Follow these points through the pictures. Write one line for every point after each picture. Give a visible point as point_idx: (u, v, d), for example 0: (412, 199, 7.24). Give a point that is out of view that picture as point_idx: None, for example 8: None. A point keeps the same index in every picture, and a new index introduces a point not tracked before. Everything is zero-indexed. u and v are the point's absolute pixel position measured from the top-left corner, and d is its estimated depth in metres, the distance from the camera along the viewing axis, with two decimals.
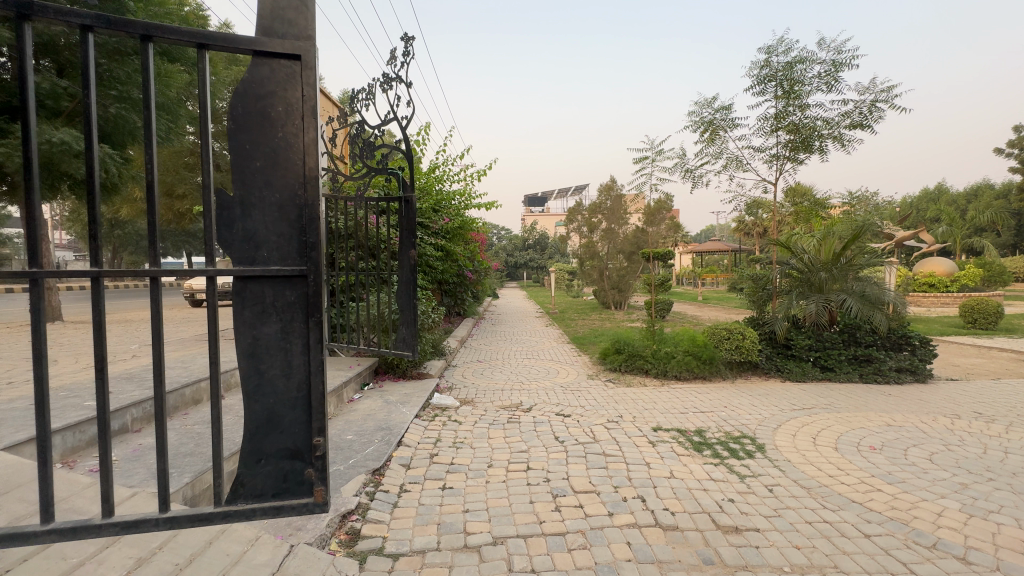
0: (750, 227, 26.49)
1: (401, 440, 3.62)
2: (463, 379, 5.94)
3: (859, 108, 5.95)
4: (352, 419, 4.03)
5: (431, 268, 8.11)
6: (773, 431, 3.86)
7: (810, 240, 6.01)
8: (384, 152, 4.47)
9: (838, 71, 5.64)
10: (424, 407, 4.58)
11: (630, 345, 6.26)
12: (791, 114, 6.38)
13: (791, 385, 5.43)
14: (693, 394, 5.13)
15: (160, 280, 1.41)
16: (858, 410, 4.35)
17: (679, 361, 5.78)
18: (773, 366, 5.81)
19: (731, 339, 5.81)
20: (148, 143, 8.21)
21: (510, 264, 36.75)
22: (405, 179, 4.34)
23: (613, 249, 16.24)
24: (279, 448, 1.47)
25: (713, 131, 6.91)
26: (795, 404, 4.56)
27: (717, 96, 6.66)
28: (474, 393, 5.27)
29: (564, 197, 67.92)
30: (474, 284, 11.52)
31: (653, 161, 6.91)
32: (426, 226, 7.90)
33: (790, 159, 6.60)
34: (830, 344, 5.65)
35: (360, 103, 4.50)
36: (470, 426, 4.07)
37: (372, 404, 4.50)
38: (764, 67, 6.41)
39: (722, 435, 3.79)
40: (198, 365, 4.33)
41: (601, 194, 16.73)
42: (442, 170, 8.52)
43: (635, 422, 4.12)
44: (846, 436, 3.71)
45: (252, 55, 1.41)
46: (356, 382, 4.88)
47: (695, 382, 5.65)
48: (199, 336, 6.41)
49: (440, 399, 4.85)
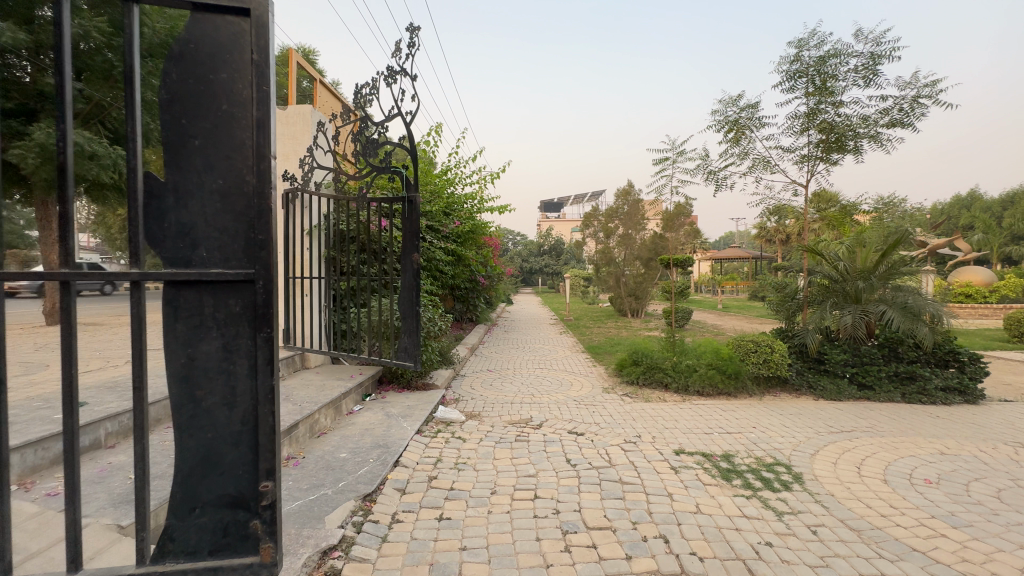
0: (772, 234, 25.76)
1: (398, 460, 3.33)
2: (471, 391, 5.64)
3: (900, 104, 5.52)
4: (348, 435, 3.77)
5: (441, 273, 7.85)
6: (810, 459, 3.47)
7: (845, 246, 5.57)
8: (388, 150, 4.23)
9: (877, 64, 5.23)
10: (427, 422, 4.30)
11: (648, 357, 5.89)
12: (823, 112, 5.97)
13: (824, 404, 5.00)
14: (718, 411, 4.75)
15: (73, 286, 1.13)
16: (905, 435, 3.92)
17: (701, 375, 5.38)
18: (804, 383, 5.37)
19: (758, 352, 5.40)
20: None
21: (524, 269, 36.47)
22: (409, 178, 4.08)
23: (630, 255, 15.87)
24: (219, 494, 1.19)
25: (738, 131, 6.53)
26: (833, 427, 4.15)
27: (743, 94, 6.30)
28: (481, 406, 4.96)
29: (580, 202, 67.50)
30: (485, 290, 11.26)
31: (674, 162, 6.54)
32: (437, 229, 7.64)
33: (822, 160, 6.17)
34: (868, 360, 5.21)
35: (364, 99, 4.27)
36: (474, 444, 3.77)
37: (372, 417, 4.23)
38: (795, 62, 6.03)
39: (753, 461, 3.41)
40: None
41: (618, 199, 16.37)
42: (453, 172, 8.29)
43: (655, 444, 3.77)
44: (895, 466, 3.31)
45: (191, 9, 1.14)
46: (357, 393, 4.63)
47: (719, 399, 5.24)
48: None
49: (445, 412, 4.56)
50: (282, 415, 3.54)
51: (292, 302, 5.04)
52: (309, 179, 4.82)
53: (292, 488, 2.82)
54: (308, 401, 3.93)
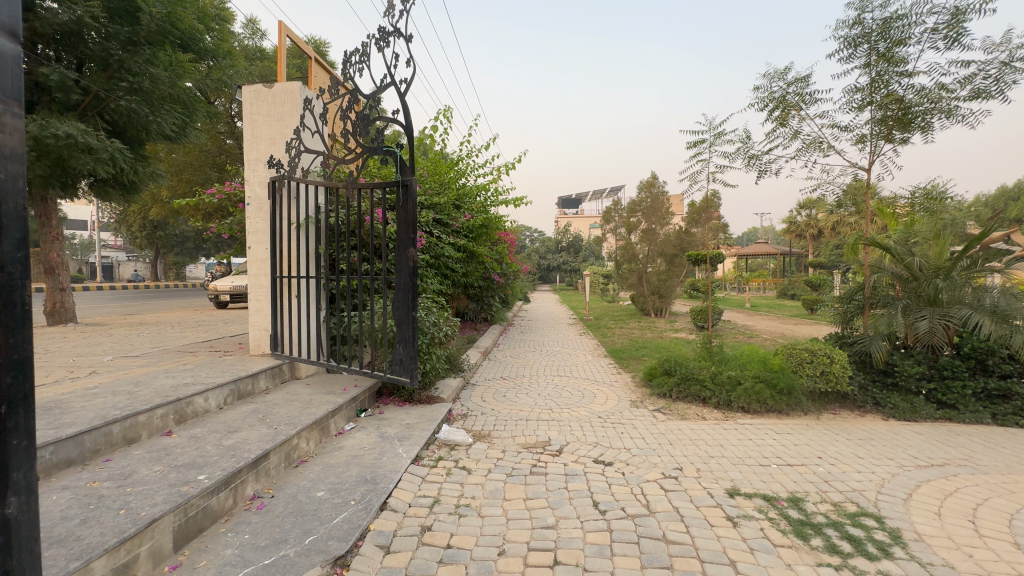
0: (803, 228, 24.53)
1: (386, 502, 2.71)
2: (482, 404, 5.00)
3: (984, 70, 4.67)
4: (331, 465, 3.17)
5: (451, 272, 7.23)
6: (904, 506, 2.74)
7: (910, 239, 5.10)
8: (380, 128, 3.60)
9: (962, 21, 4.38)
10: (427, 446, 3.68)
11: (683, 366, 5.18)
12: (889, 83, 5.14)
13: (898, 425, 4.23)
14: (771, 435, 4.02)
15: None
16: (1017, 474, 3.15)
17: (747, 389, 4.62)
18: (870, 399, 4.63)
19: (813, 363, 4.66)
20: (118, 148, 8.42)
21: (542, 266, 35.72)
22: (404, 159, 3.44)
23: (653, 250, 15.02)
24: None
25: (785, 110, 5.74)
26: (920, 460, 3.40)
27: (791, 66, 5.50)
28: (493, 424, 4.34)
29: (599, 198, 66.41)
30: (500, 288, 10.67)
31: (711, 145, 5.78)
32: (447, 223, 6.97)
33: (885, 140, 5.32)
34: (950, 373, 4.41)
35: (352, 68, 3.67)
36: (481, 478, 3.14)
37: (364, 441, 3.64)
38: (855, 26, 5.19)
39: (832, 510, 2.69)
40: (158, 382, 3.57)
41: (641, 191, 15.52)
42: (465, 163, 7.69)
43: (701, 481, 3.08)
44: (1020, 521, 2.57)
45: None
46: (349, 410, 4.03)
47: (769, 418, 4.49)
48: (187, 345, 5.71)
49: (449, 432, 3.94)
50: (252, 442, 2.95)
51: (282, 306, 4.50)
52: (297, 165, 4.26)
53: (245, 546, 2.21)
54: (287, 422, 3.35)
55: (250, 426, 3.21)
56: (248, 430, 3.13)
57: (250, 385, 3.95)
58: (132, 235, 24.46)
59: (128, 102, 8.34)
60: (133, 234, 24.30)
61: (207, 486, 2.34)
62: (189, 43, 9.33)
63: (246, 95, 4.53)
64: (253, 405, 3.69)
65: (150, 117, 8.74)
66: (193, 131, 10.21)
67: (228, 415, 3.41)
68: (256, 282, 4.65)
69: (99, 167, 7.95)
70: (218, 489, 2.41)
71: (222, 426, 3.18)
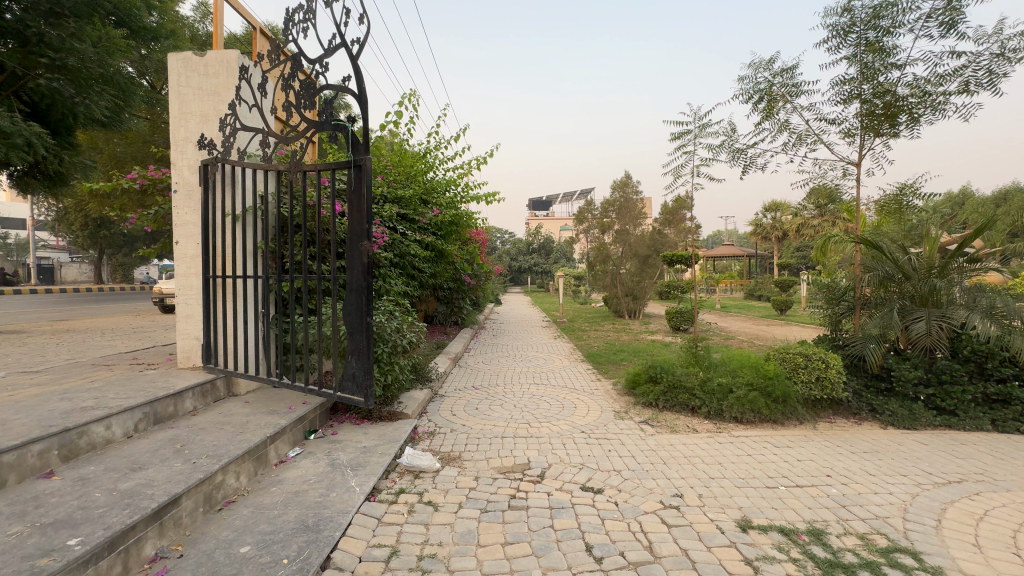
0: (768, 230, 24.97)
1: (329, 558, 2.16)
2: (452, 419, 4.47)
3: (976, 62, 4.49)
4: (265, 506, 2.58)
5: (418, 272, 6.66)
6: (938, 538, 2.39)
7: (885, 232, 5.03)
8: (328, 98, 3.02)
9: (956, 7, 4.19)
10: (386, 475, 3.13)
11: (670, 373, 4.79)
12: (877, 76, 4.94)
13: (898, 434, 3.98)
14: (771, 450, 3.67)
15: None
16: None
17: (740, 397, 4.28)
18: (864, 406, 4.39)
19: (808, 368, 4.36)
20: (42, 131, 7.40)
21: (513, 268, 35.34)
22: (356, 136, 2.88)
23: (626, 250, 14.81)
24: None
25: (771, 101, 5.48)
26: (937, 477, 3.08)
27: (778, 55, 5.25)
28: (465, 444, 3.82)
29: (569, 201, 66.61)
30: (471, 290, 10.15)
31: (695, 137, 5.46)
32: (413, 219, 6.38)
33: (873, 134, 5.13)
34: (948, 378, 4.19)
35: (294, 27, 3.09)
36: (450, 517, 2.62)
37: (310, 471, 3.05)
38: (844, 13, 4.97)
39: (861, 546, 2.31)
40: (49, 406, 2.89)
41: (614, 191, 15.32)
42: (433, 155, 7.14)
43: (706, 511, 2.66)
44: None
45: None
46: (294, 433, 3.43)
47: (764, 429, 4.15)
48: (108, 356, 4.93)
49: (414, 457, 3.40)
50: (158, 484, 2.34)
51: (216, 311, 3.84)
52: (233, 146, 3.63)
53: None
54: (210, 453, 2.74)
55: (162, 461, 2.59)
56: (158, 467, 2.51)
57: (172, 406, 3.30)
58: (74, 233, 22.64)
59: (50, 81, 7.33)
60: (74, 232, 22.49)
61: (79, 556, 1.73)
62: (125, 18, 8.37)
63: (172, 64, 3.86)
64: (173, 431, 3.05)
65: (76, 99, 7.67)
66: (132, 117, 9.21)
67: (136, 447, 2.77)
68: (186, 283, 3.98)
69: (13, 154, 6.95)
70: (97, 557, 1.81)
71: (125, 463, 2.55)
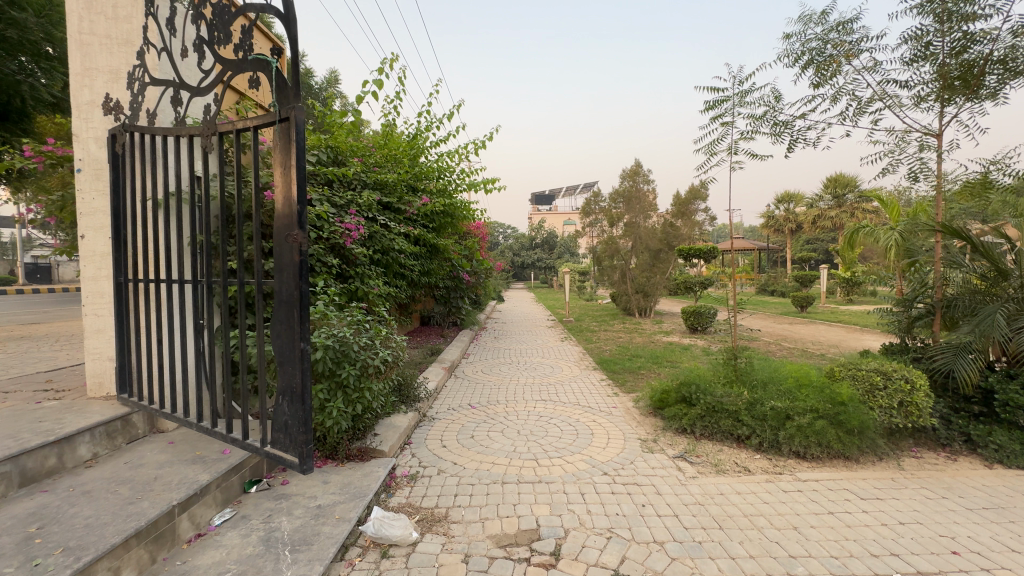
0: (781, 222, 23.89)
1: None
2: (442, 454, 3.61)
3: None
4: None
5: (405, 271, 5.77)
6: None
7: (957, 214, 4.15)
8: (246, 27, 2.14)
9: None
10: (340, 554, 2.25)
11: (707, 393, 3.91)
12: (958, 26, 4.02)
13: (1012, 477, 3.11)
14: (858, 505, 2.78)
15: None
16: None
17: (802, 428, 3.39)
18: (956, 436, 3.53)
19: (888, 391, 3.47)
20: None
21: (516, 263, 34.42)
22: (284, 75, 2.00)
23: (636, 244, 13.83)
24: None
25: (824, 61, 4.54)
26: None
27: (833, 4, 4.32)
28: (454, 494, 2.96)
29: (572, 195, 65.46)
30: (471, 288, 9.24)
31: (734, 106, 4.53)
32: (397, 209, 5.50)
33: (952, 99, 4.20)
34: None
35: None
36: None
37: (233, 552, 2.18)
38: None
39: None
40: None
41: (623, 180, 14.31)
42: (421, 137, 6.24)
43: None
44: None
45: None
46: (225, 489, 2.56)
47: (837, 469, 3.26)
48: (23, 376, 4.06)
49: (382, 520, 2.51)
50: None
51: (131, 323, 2.98)
52: (143, 107, 2.75)
53: None
54: (75, 543, 1.87)
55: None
56: None
57: (55, 457, 2.43)
58: None
59: None
60: None
61: None
62: None
63: (71, 4, 2.96)
64: (42, 499, 2.19)
65: (18, 76, 6.75)
66: None
67: None
68: (95, 289, 3.09)
69: None
70: None
71: None
